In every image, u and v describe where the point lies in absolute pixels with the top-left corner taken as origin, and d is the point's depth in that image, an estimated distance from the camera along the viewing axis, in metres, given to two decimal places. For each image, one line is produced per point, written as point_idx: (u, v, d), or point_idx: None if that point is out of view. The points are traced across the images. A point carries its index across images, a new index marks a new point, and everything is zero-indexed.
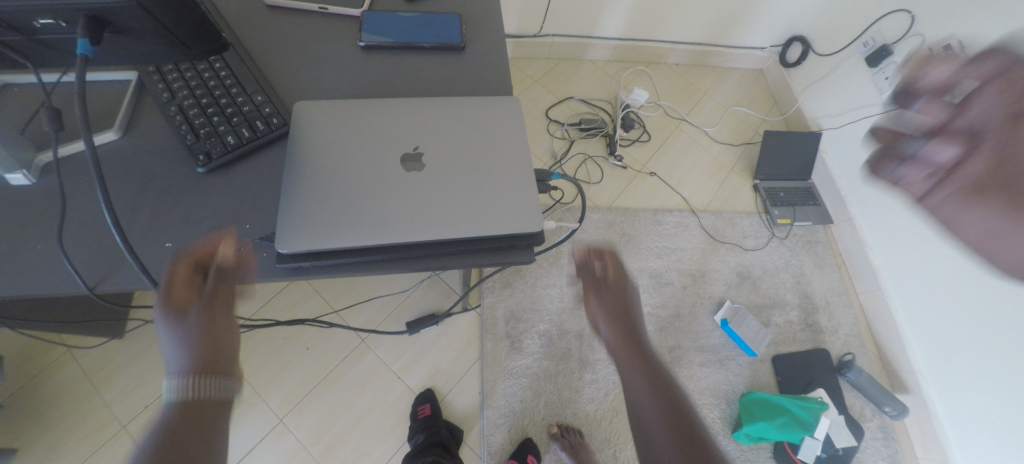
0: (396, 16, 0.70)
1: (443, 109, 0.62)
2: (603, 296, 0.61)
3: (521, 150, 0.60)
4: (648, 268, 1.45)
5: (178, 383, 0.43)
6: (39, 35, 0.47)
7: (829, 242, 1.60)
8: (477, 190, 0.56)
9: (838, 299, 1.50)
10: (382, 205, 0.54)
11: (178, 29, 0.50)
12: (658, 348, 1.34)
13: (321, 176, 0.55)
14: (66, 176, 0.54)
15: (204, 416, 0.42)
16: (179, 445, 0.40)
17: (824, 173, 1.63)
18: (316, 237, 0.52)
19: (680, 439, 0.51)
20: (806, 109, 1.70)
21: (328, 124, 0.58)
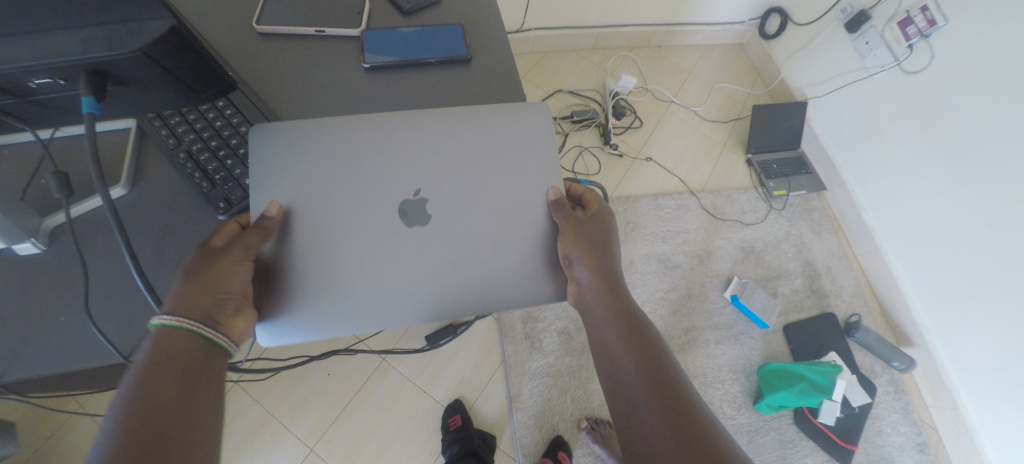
0: (398, 32, 0.67)
1: (449, 128, 0.58)
2: (580, 236, 0.58)
3: (543, 166, 0.59)
4: (655, 254, 1.46)
5: (167, 319, 0.46)
6: (37, 95, 0.44)
7: (824, 208, 1.63)
8: (495, 232, 0.56)
9: (838, 264, 1.54)
10: (400, 271, 0.54)
11: (184, 74, 0.47)
12: (674, 331, 1.36)
13: (328, 246, 0.53)
14: (83, 238, 0.51)
15: (190, 358, 0.47)
16: (166, 380, 0.44)
17: (813, 141, 1.66)
18: (347, 307, 0.53)
19: (647, 366, 0.53)
20: (789, 80, 1.73)
21: (328, 164, 0.55)
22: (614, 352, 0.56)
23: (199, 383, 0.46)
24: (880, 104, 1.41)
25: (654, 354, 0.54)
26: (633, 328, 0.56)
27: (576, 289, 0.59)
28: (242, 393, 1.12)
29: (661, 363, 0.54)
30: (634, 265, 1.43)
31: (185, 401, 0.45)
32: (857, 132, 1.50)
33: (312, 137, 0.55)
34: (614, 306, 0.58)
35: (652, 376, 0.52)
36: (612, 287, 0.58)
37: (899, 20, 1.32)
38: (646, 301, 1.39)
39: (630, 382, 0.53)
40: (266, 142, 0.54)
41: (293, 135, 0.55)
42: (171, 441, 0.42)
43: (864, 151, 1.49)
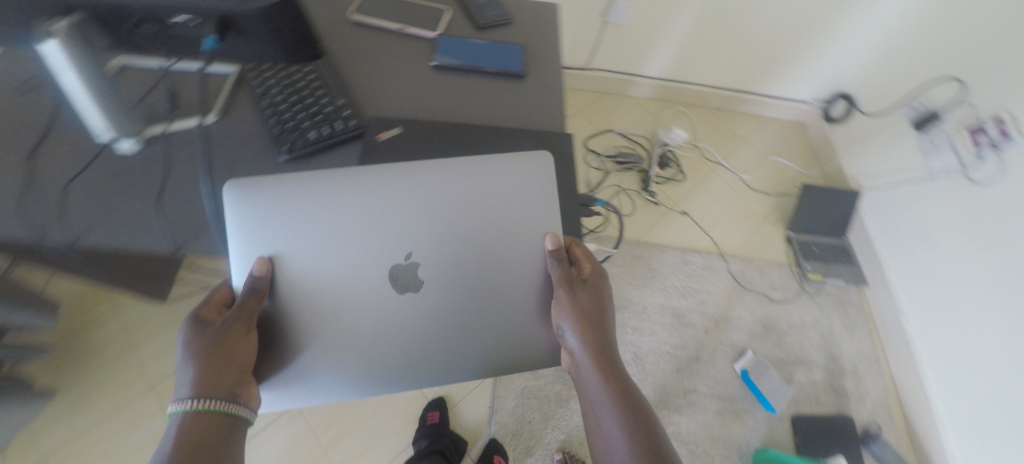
0: (468, 42, 0.75)
1: (448, 188, 0.59)
2: (576, 305, 0.60)
3: (540, 214, 0.62)
4: (671, 307, 1.43)
5: (184, 404, 0.51)
6: (173, 27, 0.53)
7: (862, 304, 1.55)
8: (498, 293, 0.61)
9: (867, 366, 1.44)
10: (401, 327, 0.59)
11: (284, 25, 0.55)
12: (673, 389, 1.32)
13: (320, 301, 0.57)
14: (174, 147, 0.61)
15: (209, 434, 0.51)
16: (188, 458, 0.48)
17: (861, 233, 1.60)
18: (345, 348, 0.58)
19: (636, 432, 0.55)
20: (846, 166, 1.69)
21: (325, 216, 0.57)
22: (604, 419, 0.57)
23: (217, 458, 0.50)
24: (937, 207, 1.35)
25: (644, 421, 0.56)
26: (624, 392, 0.58)
27: (569, 353, 0.61)
28: None
29: (650, 428, 0.56)
30: (646, 312, 1.41)
31: None
32: (910, 234, 1.43)
33: (297, 204, 0.56)
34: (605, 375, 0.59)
35: (642, 444, 0.54)
36: (606, 351, 0.60)
37: (970, 126, 1.26)
38: (650, 351, 1.36)
39: (619, 453, 0.55)
40: (251, 214, 0.56)
41: (279, 202, 0.56)
42: None
43: (917, 255, 1.41)
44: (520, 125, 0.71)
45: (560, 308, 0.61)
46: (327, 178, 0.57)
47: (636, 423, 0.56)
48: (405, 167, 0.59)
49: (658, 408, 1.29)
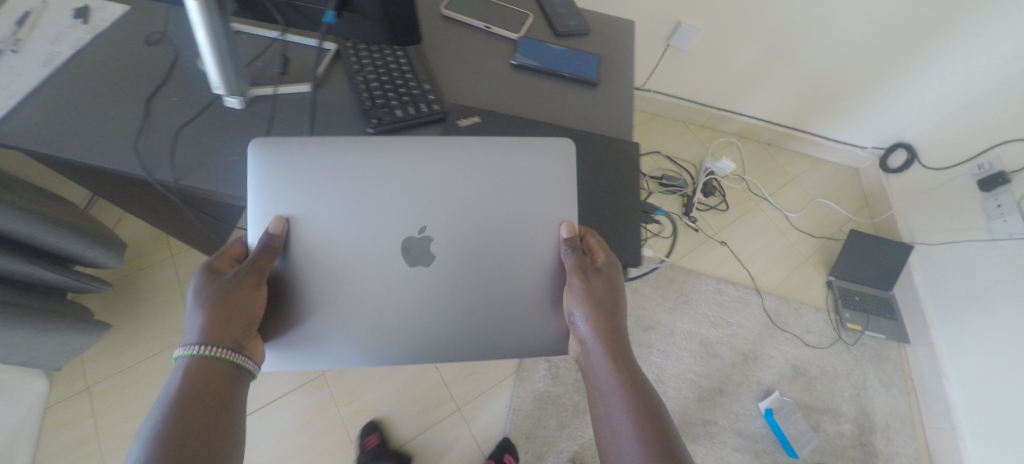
0: (548, 47, 0.79)
1: (469, 167, 0.61)
2: (590, 293, 0.60)
3: (556, 203, 0.62)
4: (699, 335, 1.41)
5: (192, 349, 0.53)
6: (298, 2, 0.57)
7: (902, 362, 1.48)
8: (508, 276, 0.62)
9: (900, 427, 1.37)
10: (406, 298, 0.60)
11: (396, 12, 0.59)
12: (693, 417, 1.29)
13: (330, 262, 0.59)
14: (277, 111, 0.68)
15: (218, 379, 0.53)
16: (198, 398, 0.51)
17: (908, 289, 1.54)
18: (358, 309, 0.60)
19: (644, 420, 0.56)
20: (900, 218, 1.63)
21: (347, 184, 0.59)
22: (610, 407, 0.58)
23: (224, 401, 0.52)
24: (995, 271, 1.29)
25: (652, 412, 0.57)
26: (633, 382, 0.58)
27: (579, 340, 0.62)
28: None
29: (659, 417, 0.56)
30: (674, 335, 1.40)
31: (214, 420, 0.50)
32: (964, 295, 1.37)
33: (318, 167, 0.58)
34: (615, 365, 0.60)
35: (650, 432, 0.55)
36: (616, 340, 0.61)
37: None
38: (673, 376, 1.33)
39: (625, 440, 0.55)
40: (273, 172, 0.58)
41: (301, 162, 0.58)
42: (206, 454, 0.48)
43: (969, 318, 1.34)
44: (591, 129, 0.73)
45: (574, 294, 0.61)
46: (351, 144, 0.59)
47: (646, 413, 0.56)
48: (428, 142, 0.60)
49: None
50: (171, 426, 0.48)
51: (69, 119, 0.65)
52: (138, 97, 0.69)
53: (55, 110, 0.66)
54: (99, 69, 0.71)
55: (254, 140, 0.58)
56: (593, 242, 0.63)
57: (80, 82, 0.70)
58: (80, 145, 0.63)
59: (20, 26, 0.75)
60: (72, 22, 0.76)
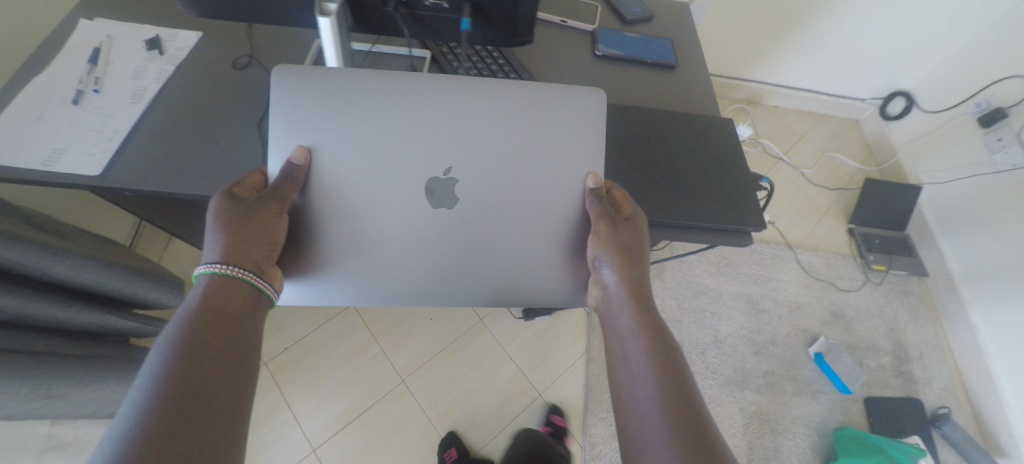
0: (624, 36, 0.82)
1: (488, 104, 0.63)
2: (613, 236, 0.63)
3: (581, 155, 0.65)
4: (745, 294, 1.49)
5: (214, 266, 0.58)
6: (420, 11, 0.56)
7: (924, 294, 1.61)
8: (518, 208, 0.64)
9: (932, 353, 1.50)
10: (416, 235, 0.63)
11: (519, 15, 0.58)
12: (753, 370, 1.38)
13: (352, 205, 0.62)
14: None
15: (234, 303, 0.57)
16: (216, 319, 0.55)
17: (921, 227, 1.66)
18: (373, 245, 0.63)
19: (655, 353, 0.59)
20: (905, 162, 1.76)
21: (366, 118, 0.61)
22: (629, 346, 0.62)
23: (239, 323, 0.57)
24: (1004, 199, 1.41)
25: (666, 350, 0.60)
26: (651, 323, 0.62)
27: (600, 284, 0.65)
28: (355, 315, 1.29)
29: (673, 355, 0.60)
30: (723, 298, 1.47)
31: (229, 340, 0.55)
32: (973, 225, 1.50)
33: (340, 105, 0.60)
34: (637, 311, 0.63)
35: (662, 364, 0.59)
36: (638, 286, 0.64)
37: None
38: (729, 335, 1.41)
39: (638, 373, 0.58)
40: (294, 103, 0.60)
41: (324, 99, 0.61)
42: (221, 369, 0.53)
43: (981, 246, 1.46)
44: (686, 110, 0.77)
45: (598, 240, 0.64)
46: (371, 87, 0.61)
47: (664, 357, 0.59)
48: (451, 87, 0.62)
49: (739, 388, 1.35)
50: (188, 336, 0.53)
51: (179, 159, 0.64)
52: (247, 124, 0.68)
53: (163, 147, 0.64)
54: (191, 98, 0.69)
55: (276, 67, 0.60)
56: (620, 195, 0.65)
57: (175, 114, 0.67)
58: (210, 183, 0.63)
59: (94, 64, 0.70)
60: (147, 55, 0.72)
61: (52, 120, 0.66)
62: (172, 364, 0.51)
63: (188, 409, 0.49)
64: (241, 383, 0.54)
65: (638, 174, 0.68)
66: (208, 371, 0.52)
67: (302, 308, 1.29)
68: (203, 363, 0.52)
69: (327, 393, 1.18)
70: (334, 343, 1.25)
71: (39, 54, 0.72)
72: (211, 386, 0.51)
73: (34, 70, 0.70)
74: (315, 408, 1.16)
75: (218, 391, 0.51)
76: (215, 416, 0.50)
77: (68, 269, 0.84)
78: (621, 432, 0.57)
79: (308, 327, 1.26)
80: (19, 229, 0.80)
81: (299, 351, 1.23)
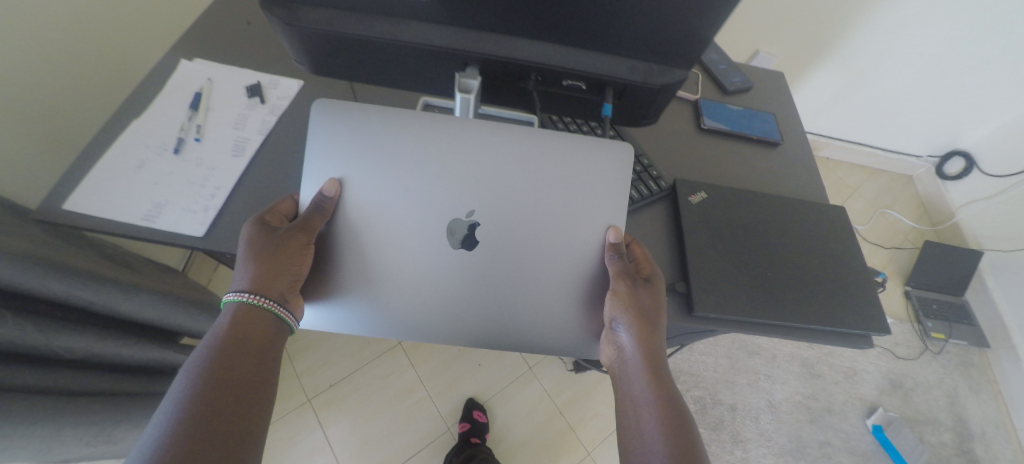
0: (727, 108, 0.80)
1: (519, 145, 0.58)
2: (635, 297, 0.57)
3: (602, 206, 0.59)
4: (800, 356, 1.44)
5: (242, 296, 0.54)
6: (556, 89, 0.56)
7: (984, 367, 1.54)
8: (542, 257, 0.58)
9: (996, 432, 1.42)
10: (434, 279, 0.58)
11: (651, 103, 0.57)
12: (809, 439, 1.31)
13: (366, 243, 0.57)
14: None
15: (256, 334, 0.54)
16: (233, 353, 0.51)
17: (981, 295, 1.60)
18: (391, 285, 0.58)
19: (673, 430, 0.53)
20: (965, 226, 1.70)
21: (392, 151, 0.57)
22: (642, 418, 0.55)
23: (260, 355, 0.53)
24: None
25: (682, 425, 0.54)
26: (667, 394, 0.56)
27: (617, 347, 0.59)
28: (402, 355, 1.25)
29: (689, 431, 0.54)
30: (776, 359, 1.42)
31: (240, 381, 0.50)
32: None
33: (374, 142, 0.57)
34: (652, 378, 0.57)
35: (678, 443, 0.53)
36: (654, 353, 0.58)
37: None
38: (783, 400, 1.36)
39: (653, 452, 0.52)
40: (331, 136, 0.57)
41: (361, 134, 0.57)
42: (233, 413, 0.49)
43: None
44: (801, 198, 0.74)
45: (615, 298, 0.58)
46: (404, 123, 0.57)
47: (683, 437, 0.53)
48: (493, 130, 0.57)
49: (795, 457, 1.28)
50: (204, 378, 0.49)
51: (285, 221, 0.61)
52: None
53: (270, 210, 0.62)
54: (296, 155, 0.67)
55: (319, 101, 0.57)
56: (638, 252, 0.61)
57: (281, 172, 0.65)
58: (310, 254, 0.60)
59: (195, 110, 0.69)
60: (249, 103, 0.70)
61: (151, 169, 0.64)
62: (185, 412, 0.47)
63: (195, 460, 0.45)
64: (253, 427, 0.50)
65: (703, 239, 0.64)
66: (216, 416, 0.48)
67: (350, 344, 1.26)
68: (214, 408, 0.48)
69: (371, 437, 1.14)
70: (379, 384, 1.21)
71: (137, 92, 0.70)
72: (219, 433, 0.47)
73: (132, 109, 0.68)
74: (357, 451, 1.12)
75: (222, 439, 0.47)
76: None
77: (141, 306, 0.83)
78: None
79: (352, 365, 1.23)
80: (92, 264, 0.77)
81: (344, 390, 1.19)
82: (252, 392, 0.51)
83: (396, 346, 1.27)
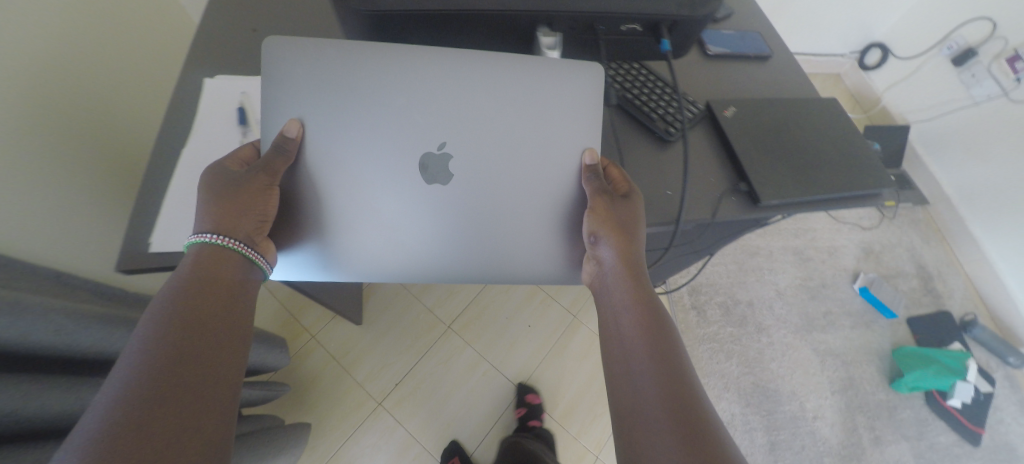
0: (723, 33, 0.88)
1: (482, 71, 0.59)
2: (609, 211, 0.61)
3: (573, 123, 0.62)
4: (791, 247, 1.63)
5: (204, 237, 0.57)
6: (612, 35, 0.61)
7: (929, 220, 1.82)
8: (509, 172, 0.61)
9: (948, 270, 1.71)
10: (401, 218, 0.61)
11: (696, 32, 0.64)
12: (815, 313, 1.51)
13: (332, 190, 0.59)
14: None
15: (221, 283, 0.56)
16: (199, 296, 0.54)
17: (915, 162, 1.88)
18: (357, 227, 0.60)
19: (648, 330, 0.58)
20: (891, 106, 1.96)
21: (348, 89, 0.58)
22: (623, 323, 0.59)
23: (226, 308, 0.55)
24: (984, 127, 1.62)
25: (657, 326, 0.58)
26: (646, 304, 0.60)
27: (597, 263, 0.63)
28: (455, 337, 1.28)
29: (665, 333, 0.58)
30: (773, 254, 1.60)
31: (209, 327, 0.53)
32: (963, 153, 1.71)
33: (331, 82, 0.57)
34: (632, 287, 0.61)
35: (654, 340, 0.57)
36: (632, 266, 0.62)
37: (1008, 56, 1.52)
38: (788, 286, 1.54)
39: (633, 350, 0.57)
40: (287, 81, 0.57)
41: (315, 68, 0.57)
42: (202, 364, 0.51)
43: (971, 169, 1.69)
44: (804, 98, 0.85)
45: (592, 216, 0.62)
46: (360, 56, 0.57)
47: (655, 327, 0.58)
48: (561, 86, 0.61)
49: (809, 331, 1.48)
50: (171, 326, 0.51)
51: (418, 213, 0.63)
52: None
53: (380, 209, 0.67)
54: None
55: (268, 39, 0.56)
56: (615, 175, 0.65)
57: None
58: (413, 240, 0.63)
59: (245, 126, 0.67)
60: None
61: None
62: (154, 356, 0.49)
63: (163, 404, 0.47)
64: (225, 386, 0.51)
65: (752, 146, 0.73)
66: (187, 362, 0.50)
67: (402, 339, 1.27)
68: (184, 355, 0.50)
69: (451, 417, 1.19)
70: (443, 369, 1.24)
71: (170, 120, 0.66)
72: (184, 380, 0.49)
73: (174, 138, 0.65)
74: (444, 433, 1.17)
75: (190, 390, 0.49)
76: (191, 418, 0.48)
77: None
78: (619, 412, 0.54)
79: (411, 359, 1.24)
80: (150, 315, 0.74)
81: (411, 383, 1.22)
82: (223, 346, 0.53)
83: (446, 330, 1.29)
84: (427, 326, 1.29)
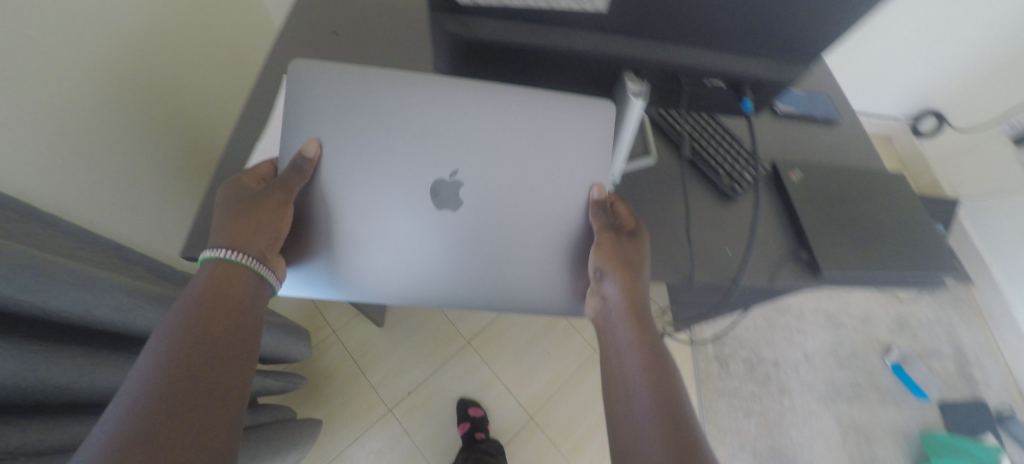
0: (794, 93, 0.88)
1: (505, 106, 0.59)
2: (613, 248, 0.60)
3: (588, 164, 0.61)
4: (823, 309, 1.58)
5: (218, 252, 0.55)
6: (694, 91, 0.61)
7: (971, 301, 1.75)
8: (519, 208, 0.61)
9: (987, 356, 1.63)
10: (410, 238, 0.61)
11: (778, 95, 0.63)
12: (842, 382, 1.46)
13: (343, 206, 0.60)
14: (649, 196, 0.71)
15: (233, 292, 0.54)
16: (210, 306, 0.52)
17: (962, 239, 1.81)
18: (365, 245, 0.61)
19: (654, 376, 0.55)
20: (942, 178, 1.91)
21: (366, 110, 0.58)
22: (627, 366, 0.57)
23: (237, 318, 0.53)
24: None
25: (663, 372, 0.56)
26: (651, 347, 0.58)
27: (602, 301, 0.61)
28: (473, 353, 1.28)
29: (670, 379, 0.55)
30: (804, 314, 1.56)
31: (219, 337, 0.50)
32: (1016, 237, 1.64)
33: (348, 103, 0.57)
34: (635, 330, 0.59)
35: (659, 386, 0.54)
36: (637, 307, 0.60)
37: None
38: (816, 350, 1.49)
39: (637, 398, 0.54)
40: (305, 98, 0.57)
41: (333, 88, 0.57)
42: (211, 374, 0.48)
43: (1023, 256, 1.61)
44: (872, 169, 0.82)
45: (599, 253, 0.61)
46: (381, 81, 0.57)
47: (657, 369, 0.56)
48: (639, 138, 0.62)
49: (833, 400, 1.42)
50: (183, 334, 0.49)
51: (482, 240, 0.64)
52: None
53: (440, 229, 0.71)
54: None
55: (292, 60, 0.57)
56: (621, 210, 0.64)
57: None
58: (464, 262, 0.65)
59: None
60: None
61: None
62: (167, 366, 0.46)
63: (170, 416, 0.44)
64: (233, 396, 0.49)
65: (817, 214, 0.71)
66: (195, 372, 0.47)
67: (421, 347, 1.27)
68: (194, 366, 0.47)
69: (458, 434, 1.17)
70: (457, 384, 1.23)
71: (251, 116, 0.69)
72: (192, 392, 0.46)
73: (253, 134, 0.68)
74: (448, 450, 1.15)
75: (197, 402, 0.46)
76: (195, 431, 0.45)
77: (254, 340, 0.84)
78: None
79: (427, 369, 1.24)
80: None
81: (424, 393, 1.21)
82: (232, 356, 0.51)
83: (465, 345, 1.28)
84: (446, 338, 1.29)
